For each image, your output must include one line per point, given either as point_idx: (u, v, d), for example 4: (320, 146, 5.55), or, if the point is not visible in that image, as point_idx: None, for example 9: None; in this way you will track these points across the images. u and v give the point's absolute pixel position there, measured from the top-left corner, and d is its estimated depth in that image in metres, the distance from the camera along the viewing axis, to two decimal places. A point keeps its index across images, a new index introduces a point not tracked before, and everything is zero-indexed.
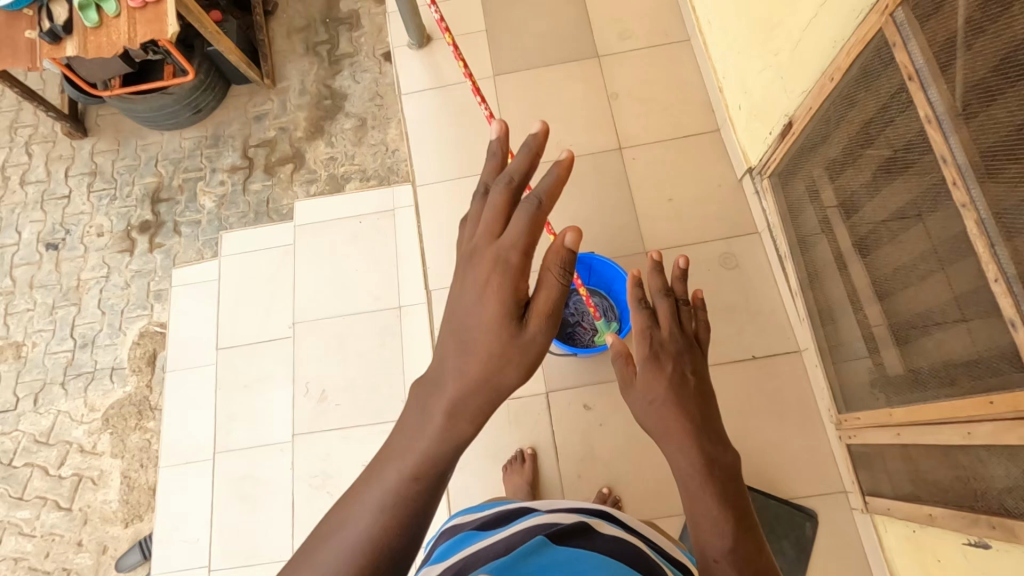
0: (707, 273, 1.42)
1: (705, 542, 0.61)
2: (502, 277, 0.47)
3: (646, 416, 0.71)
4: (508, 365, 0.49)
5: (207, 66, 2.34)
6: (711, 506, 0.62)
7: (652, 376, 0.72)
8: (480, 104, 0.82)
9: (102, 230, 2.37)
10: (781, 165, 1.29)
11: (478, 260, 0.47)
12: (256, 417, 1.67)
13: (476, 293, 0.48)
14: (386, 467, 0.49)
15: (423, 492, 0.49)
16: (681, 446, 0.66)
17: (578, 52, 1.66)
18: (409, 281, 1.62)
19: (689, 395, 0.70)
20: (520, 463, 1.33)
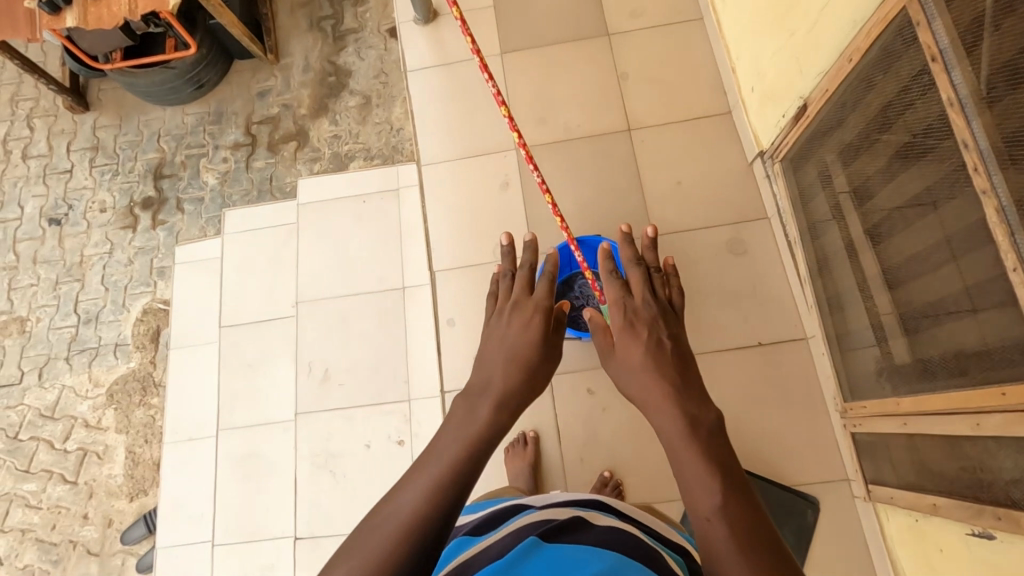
0: (714, 259, 1.40)
1: (697, 502, 0.63)
2: (539, 313, 0.90)
3: (629, 385, 0.81)
4: (535, 377, 0.82)
5: (209, 40, 2.30)
6: (696, 464, 0.66)
7: (628, 343, 0.86)
8: (488, 77, 0.93)
9: (104, 205, 2.35)
10: (794, 149, 1.26)
11: (523, 306, 0.91)
12: (260, 395, 1.68)
13: (521, 326, 0.87)
14: (438, 454, 0.67)
15: (475, 453, 0.69)
16: (664, 411, 0.74)
17: (588, 30, 1.62)
18: (414, 262, 1.61)
19: (663, 358, 0.83)
20: (522, 446, 1.33)
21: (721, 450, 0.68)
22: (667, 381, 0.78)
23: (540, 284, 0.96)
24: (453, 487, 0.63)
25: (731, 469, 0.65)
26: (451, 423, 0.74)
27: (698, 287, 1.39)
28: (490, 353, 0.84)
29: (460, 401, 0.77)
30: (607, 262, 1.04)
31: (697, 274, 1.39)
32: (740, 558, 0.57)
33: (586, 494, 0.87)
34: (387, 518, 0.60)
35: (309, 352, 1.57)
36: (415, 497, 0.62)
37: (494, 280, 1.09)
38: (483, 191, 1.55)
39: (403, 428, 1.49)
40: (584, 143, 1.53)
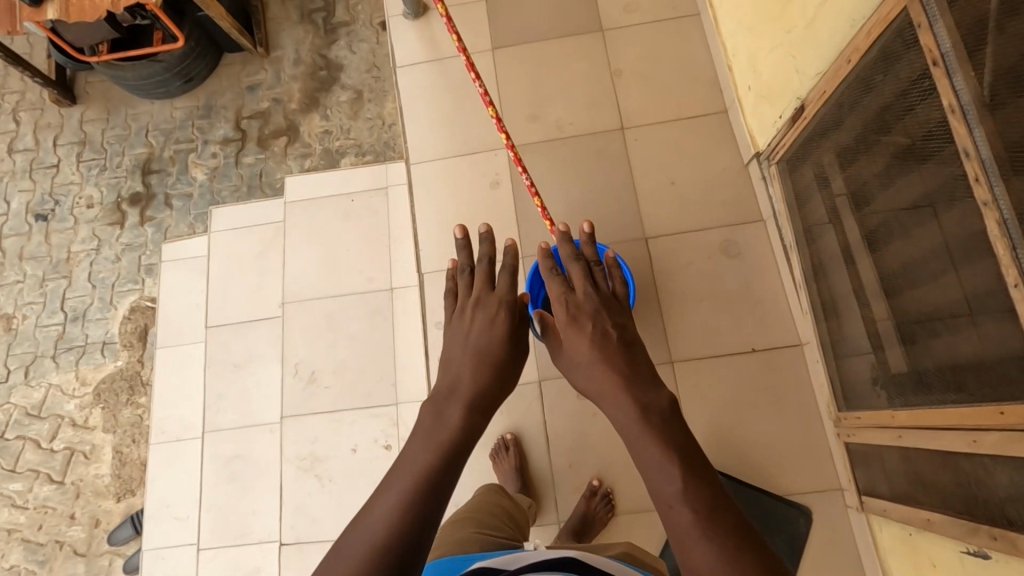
0: (707, 262, 1.37)
1: (659, 493, 0.67)
2: (502, 307, 0.91)
3: (579, 377, 0.85)
4: (504, 375, 0.84)
5: (197, 33, 2.25)
6: (652, 447, 0.71)
7: (574, 339, 0.88)
8: (473, 78, 1.01)
9: (92, 201, 2.32)
10: (790, 150, 1.23)
11: (487, 301, 0.92)
12: (246, 397, 1.65)
13: (486, 320, 0.89)
14: (409, 464, 0.69)
15: (450, 456, 0.71)
16: (621, 402, 0.78)
17: (582, 26, 1.58)
18: (402, 262, 1.58)
19: (608, 348, 0.86)
20: (506, 450, 1.31)
21: (680, 434, 0.73)
22: (616, 372, 0.82)
23: (501, 280, 0.94)
24: (424, 498, 0.64)
25: (685, 449, 0.70)
26: (421, 430, 0.75)
27: (691, 291, 1.36)
28: (456, 353, 0.86)
29: (429, 405, 0.79)
30: (547, 256, 1.00)
31: (688, 278, 1.37)
32: (703, 539, 0.62)
33: (560, 550, 0.75)
34: (359, 537, 0.60)
35: (295, 353, 1.54)
36: (386, 512, 0.63)
37: (450, 275, 1.03)
38: (473, 190, 1.51)
39: (390, 432, 1.46)
40: (576, 142, 1.50)
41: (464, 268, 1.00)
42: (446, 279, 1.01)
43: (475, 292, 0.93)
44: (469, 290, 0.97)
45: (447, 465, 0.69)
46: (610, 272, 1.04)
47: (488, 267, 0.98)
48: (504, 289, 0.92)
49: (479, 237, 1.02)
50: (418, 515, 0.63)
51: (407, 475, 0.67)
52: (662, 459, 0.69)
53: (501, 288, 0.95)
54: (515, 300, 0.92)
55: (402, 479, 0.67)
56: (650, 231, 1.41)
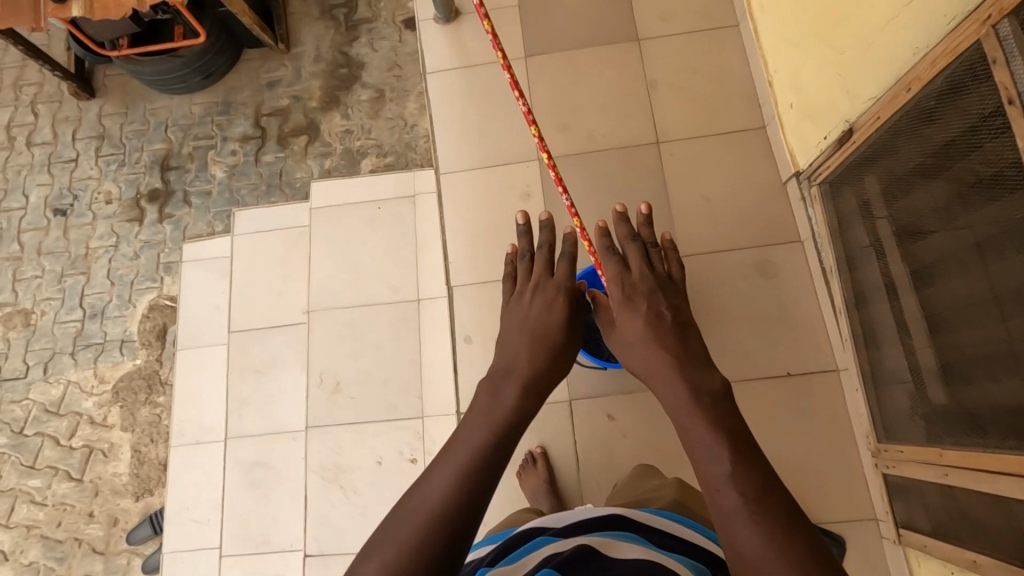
0: (742, 282, 1.35)
1: (708, 474, 0.68)
2: (557, 293, 1.01)
3: (631, 354, 0.92)
4: (554, 362, 0.92)
5: (218, 28, 2.22)
6: (700, 429, 0.73)
7: (628, 317, 0.94)
8: (517, 97, 0.97)
9: (110, 197, 2.30)
10: (834, 173, 1.21)
11: (545, 288, 1.03)
12: (268, 403, 1.64)
13: (543, 307, 0.99)
14: (467, 437, 0.76)
15: (505, 433, 0.77)
16: (671, 380, 0.82)
17: (616, 34, 1.55)
18: (429, 273, 1.56)
19: (660, 328, 0.91)
20: (533, 461, 1.30)
21: (734, 423, 0.73)
22: (666, 350, 0.87)
23: (560, 266, 1.06)
24: (482, 472, 0.70)
25: (736, 435, 0.71)
26: (476, 410, 0.82)
27: (725, 312, 1.34)
28: (513, 337, 0.95)
29: (486, 386, 0.87)
30: (603, 239, 1.09)
31: (722, 298, 1.35)
32: (751, 523, 0.61)
33: (600, 508, 0.92)
34: (420, 501, 0.66)
35: (320, 362, 1.52)
36: (445, 480, 0.68)
37: (510, 264, 1.16)
38: (504, 202, 1.49)
39: (416, 445, 1.45)
40: (609, 156, 1.47)
41: (526, 255, 1.13)
42: (507, 265, 1.13)
43: (535, 276, 1.06)
44: (528, 276, 1.09)
45: (502, 444, 0.75)
46: (667, 254, 1.09)
47: (547, 253, 1.10)
48: (563, 274, 1.03)
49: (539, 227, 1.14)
50: (473, 488, 0.68)
51: (464, 450, 0.73)
52: (714, 443, 0.70)
53: (560, 273, 1.06)
54: (573, 285, 1.03)
55: (459, 452, 0.73)
56: (684, 249, 1.39)
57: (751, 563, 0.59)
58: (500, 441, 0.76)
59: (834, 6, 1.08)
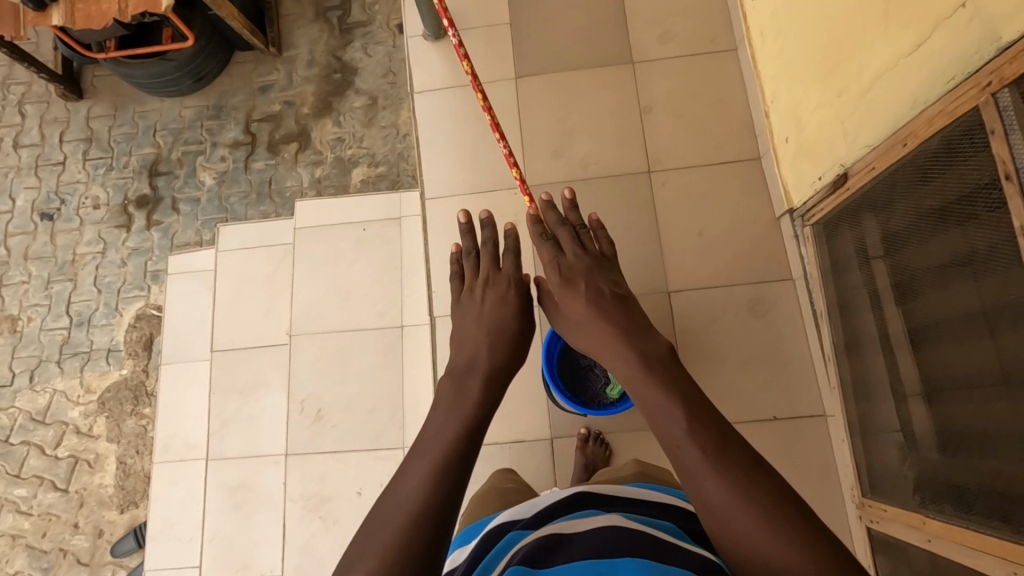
0: (731, 320, 1.32)
1: (667, 435, 0.67)
2: (506, 288, 0.98)
3: (580, 336, 0.90)
4: (514, 350, 0.90)
5: (208, 30, 2.17)
6: (654, 392, 0.71)
7: (570, 300, 0.93)
8: (498, 138, 0.98)
9: (98, 202, 2.27)
10: (828, 215, 1.17)
11: (493, 284, 0.99)
12: (251, 424, 1.62)
13: (493, 301, 0.97)
14: (434, 437, 0.72)
15: (476, 425, 0.75)
16: (619, 353, 0.81)
17: (611, 56, 1.50)
18: (414, 299, 1.53)
19: (603, 305, 0.90)
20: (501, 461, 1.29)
21: (683, 379, 0.72)
22: (611, 324, 0.85)
23: (505, 260, 1.03)
24: (455, 469, 0.68)
25: (686, 389, 0.70)
26: (443, 403, 0.79)
27: (713, 351, 1.31)
28: (470, 331, 0.92)
29: (448, 381, 0.82)
30: (535, 224, 1.06)
31: (709, 336, 1.31)
32: (712, 472, 0.61)
33: (566, 489, 0.86)
34: (393, 508, 0.63)
35: (301, 389, 1.49)
36: (419, 481, 0.66)
37: (455, 261, 1.10)
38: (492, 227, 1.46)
39: None
40: (599, 184, 1.43)
41: (470, 252, 1.07)
42: (452, 264, 1.08)
43: (483, 271, 1.02)
44: (475, 272, 1.05)
45: (472, 435, 0.73)
46: (597, 232, 1.08)
47: (494, 248, 1.06)
48: (510, 266, 1.01)
49: (482, 224, 1.09)
50: (449, 484, 0.66)
51: (435, 447, 0.70)
52: (665, 400, 0.69)
53: (506, 267, 1.03)
54: (521, 275, 1.01)
55: (431, 447, 0.71)
56: (674, 283, 1.35)
57: (721, 511, 0.59)
58: (469, 435, 0.73)
59: (837, 45, 1.03)
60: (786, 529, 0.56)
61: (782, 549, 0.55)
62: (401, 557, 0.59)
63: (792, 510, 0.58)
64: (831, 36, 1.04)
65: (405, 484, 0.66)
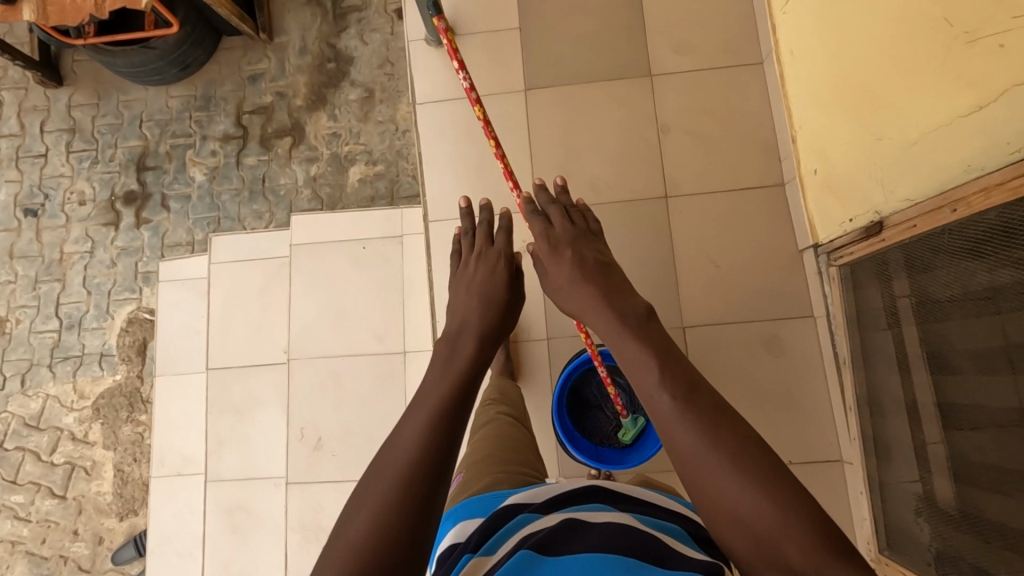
0: (747, 358, 1.27)
1: (642, 385, 0.64)
2: (499, 261, 0.98)
3: (567, 301, 0.90)
4: (505, 314, 0.90)
5: (193, 15, 2.03)
6: (630, 346, 0.69)
7: (555, 265, 0.93)
8: (511, 185, 1.00)
9: (83, 198, 2.17)
10: (857, 259, 1.10)
11: (486, 257, 0.99)
12: (249, 445, 1.58)
13: (485, 271, 0.97)
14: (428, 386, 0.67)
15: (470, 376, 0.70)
16: (600, 311, 0.79)
17: (627, 67, 1.39)
18: (417, 325, 1.46)
19: (586, 269, 0.89)
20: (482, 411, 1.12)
21: (658, 334, 0.71)
22: (593, 285, 0.85)
23: (499, 235, 1.02)
24: (455, 414, 0.62)
25: (663, 344, 0.68)
26: (437, 359, 0.75)
27: (727, 392, 1.26)
28: (461, 299, 0.92)
29: (441, 344, 0.78)
30: (525, 203, 1.03)
31: (724, 375, 1.27)
32: (686, 418, 0.58)
33: (575, 481, 0.81)
34: (387, 455, 0.58)
35: (300, 416, 1.45)
36: (416, 426, 0.60)
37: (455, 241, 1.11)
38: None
39: None
40: (611, 209, 1.35)
41: (467, 231, 1.06)
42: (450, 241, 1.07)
43: (477, 246, 1.02)
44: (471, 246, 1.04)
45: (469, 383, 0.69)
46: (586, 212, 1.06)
47: (488, 226, 1.05)
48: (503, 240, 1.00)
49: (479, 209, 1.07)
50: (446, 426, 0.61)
51: (430, 391, 0.66)
52: (642, 355, 0.67)
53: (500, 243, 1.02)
54: (511, 251, 1.00)
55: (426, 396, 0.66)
56: (688, 318, 1.30)
57: (694, 463, 0.57)
58: (464, 386, 0.69)
59: (884, 85, 0.94)
60: (760, 481, 0.53)
61: (755, 503, 0.52)
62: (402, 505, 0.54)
63: (769, 465, 0.55)
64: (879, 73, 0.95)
65: (397, 431, 0.61)
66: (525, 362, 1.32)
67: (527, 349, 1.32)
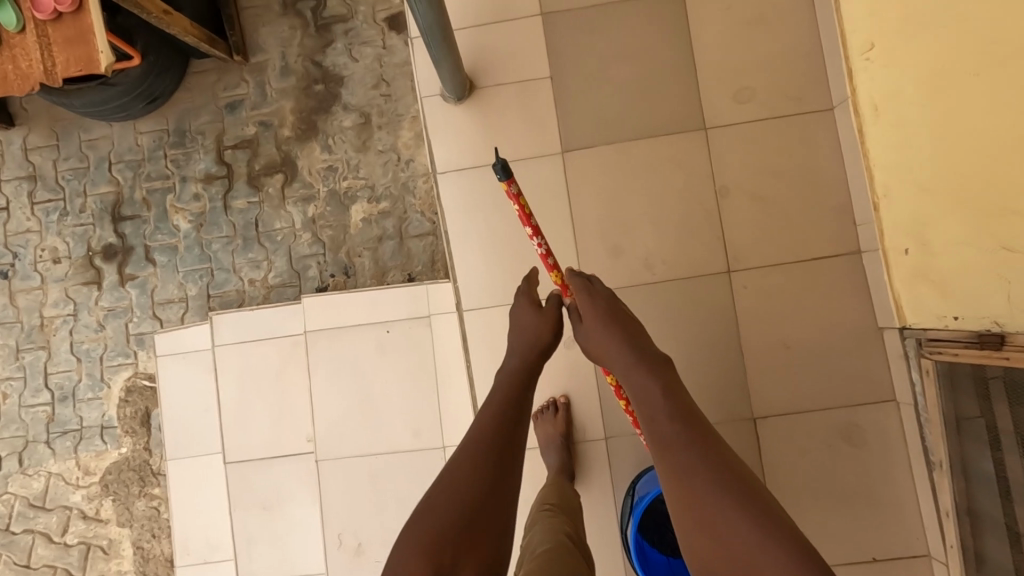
0: (824, 450, 1.17)
1: (648, 416, 0.75)
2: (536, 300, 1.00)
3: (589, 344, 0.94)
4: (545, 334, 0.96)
5: (156, 41, 1.76)
6: (641, 382, 0.80)
7: (583, 303, 0.94)
8: (531, 234, 0.92)
9: (57, 255, 1.96)
10: (963, 363, 0.98)
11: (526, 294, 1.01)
12: (281, 543, 1.48)
13: (529, 311, 0.99)
14: (489, 401, 0.86)
15: (517, 394, 0.88)
16: (617, 347, 0.87)
17: (678, 121, 1.22)
18: (454, 417, 1.35)
19: (613, 309, 0.92)
20: (534, 534, 0.89)
21: (666, 371, 0.81)
22: (614, 321, 0.90)
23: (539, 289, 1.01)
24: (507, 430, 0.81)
25: (670, 383, 0.78)
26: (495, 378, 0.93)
27: (803, 487, 1.17)
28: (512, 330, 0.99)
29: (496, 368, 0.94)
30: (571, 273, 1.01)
31: (799, 468, 1.18)
32: (684, 448, 0.69)
33: None
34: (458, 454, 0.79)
35: (336, 521, 1.35)
36: (479, 436, 0.80)
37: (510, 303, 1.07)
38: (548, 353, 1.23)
39: None
40: (669, 288, 1.21)
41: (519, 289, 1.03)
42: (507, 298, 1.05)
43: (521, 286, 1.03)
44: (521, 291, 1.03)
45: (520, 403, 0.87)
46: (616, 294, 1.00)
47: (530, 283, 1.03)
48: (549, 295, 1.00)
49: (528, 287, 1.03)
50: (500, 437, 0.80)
51: (488, 407, 0.85)
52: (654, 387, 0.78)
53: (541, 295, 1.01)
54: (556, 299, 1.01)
55: (485, 411, 0.85)
56: (759, 409, 1.19)
57: (686, 487, 0.67)
58: (514, 402, 0.86)
59: None
60: (754, 512, 0.62)
61: (748, 530, 0.61)
62: (461, 504, 0.72)
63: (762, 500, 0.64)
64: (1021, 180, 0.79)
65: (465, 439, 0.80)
66: (583, 464, 1.20)
67: (583, 451, 1.20)
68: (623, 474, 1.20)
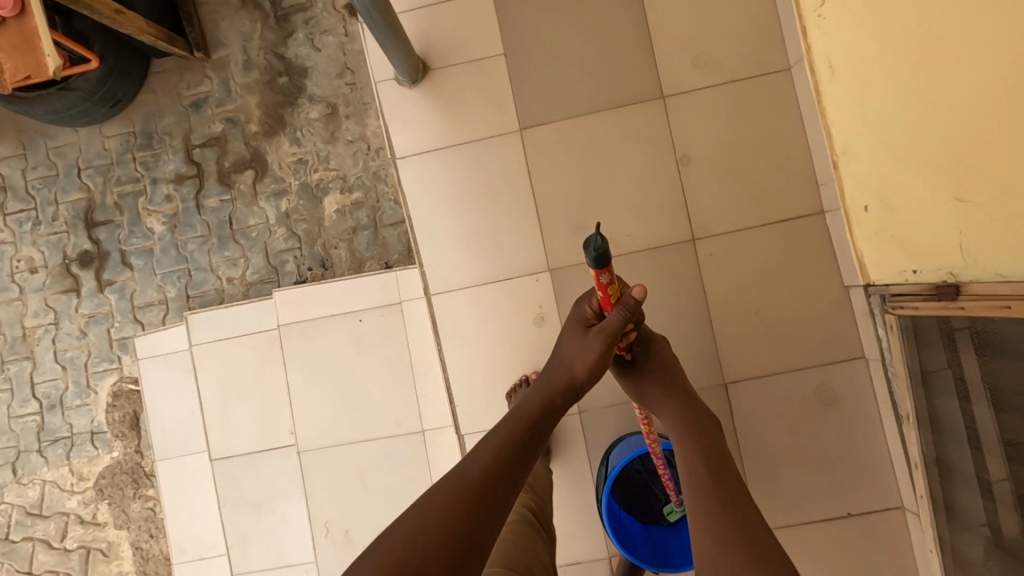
0: (796, 412, 1.18)
1: (695, 488, 0.85)
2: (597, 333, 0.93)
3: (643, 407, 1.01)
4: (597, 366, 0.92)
5: (112, 42, 1.74)
6: (692, 455, 0.89)
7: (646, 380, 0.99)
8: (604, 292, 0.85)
9: (34, 264, 1.96)
10: (924, 316, 0.99)
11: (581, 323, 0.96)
12: (272, 536, 1.50)
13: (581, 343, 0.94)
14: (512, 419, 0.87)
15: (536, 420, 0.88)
16: (670, 416, 0.96)
17: (636, 92, 1.21)
18: (432, 402, 1.36)
19: (669, 388, 0.98)
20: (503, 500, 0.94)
21: (715, 448, 0.90)
22: (671, 396, 0.97)
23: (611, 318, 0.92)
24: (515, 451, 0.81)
25: (719, 459, 0.88)
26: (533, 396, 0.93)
27: (776, 448, 1.19)
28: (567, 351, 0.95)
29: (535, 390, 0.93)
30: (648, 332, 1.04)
31: (772, 430, 1.19)
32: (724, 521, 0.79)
33: None
34: (461, 469, 0.77)
35: (321, 511, 1.37)
36: (489, 457, 0.79)
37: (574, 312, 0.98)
38: (518, 332, 1.24)
39: None
40: (634, 260, 1.21)
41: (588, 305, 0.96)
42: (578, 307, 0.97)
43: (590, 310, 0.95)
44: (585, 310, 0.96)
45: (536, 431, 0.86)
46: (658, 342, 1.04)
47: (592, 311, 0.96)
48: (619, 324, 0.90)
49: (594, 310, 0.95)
50: (510, 456, 0.80)
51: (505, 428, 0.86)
52: (692, 453, 0.89)
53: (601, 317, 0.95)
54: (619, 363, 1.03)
55: (506, 427, 0.86)
56: (730, 375, 1.19)
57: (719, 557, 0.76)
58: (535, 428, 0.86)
59: (977, 148, 0.78)
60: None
61: None
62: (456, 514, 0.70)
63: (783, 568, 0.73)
64: (971, 130, 0.79)
65: (480, 450, 0.81)
66: (560, 439, 1.21)
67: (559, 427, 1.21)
68: (599, 447, 1.21)
